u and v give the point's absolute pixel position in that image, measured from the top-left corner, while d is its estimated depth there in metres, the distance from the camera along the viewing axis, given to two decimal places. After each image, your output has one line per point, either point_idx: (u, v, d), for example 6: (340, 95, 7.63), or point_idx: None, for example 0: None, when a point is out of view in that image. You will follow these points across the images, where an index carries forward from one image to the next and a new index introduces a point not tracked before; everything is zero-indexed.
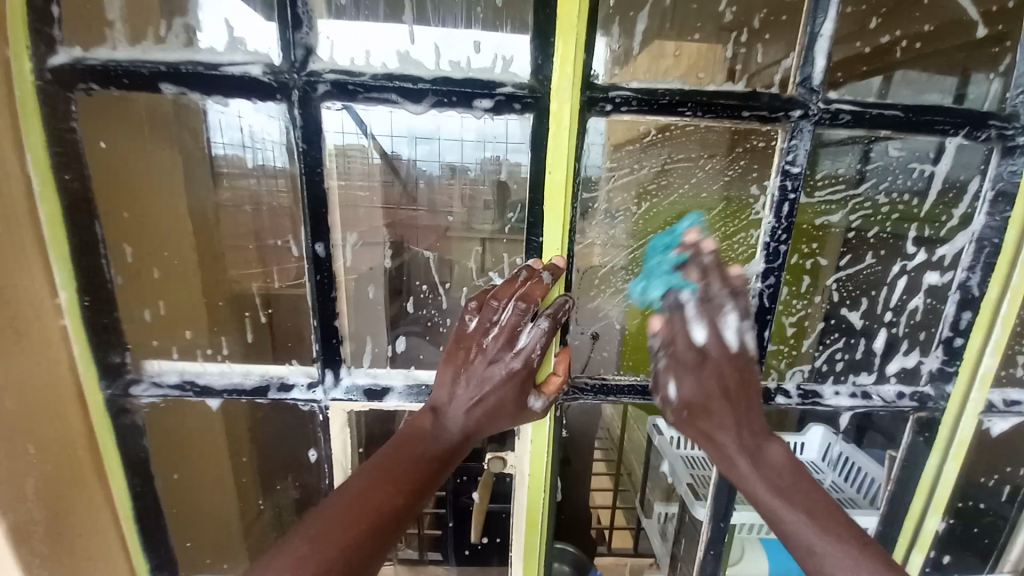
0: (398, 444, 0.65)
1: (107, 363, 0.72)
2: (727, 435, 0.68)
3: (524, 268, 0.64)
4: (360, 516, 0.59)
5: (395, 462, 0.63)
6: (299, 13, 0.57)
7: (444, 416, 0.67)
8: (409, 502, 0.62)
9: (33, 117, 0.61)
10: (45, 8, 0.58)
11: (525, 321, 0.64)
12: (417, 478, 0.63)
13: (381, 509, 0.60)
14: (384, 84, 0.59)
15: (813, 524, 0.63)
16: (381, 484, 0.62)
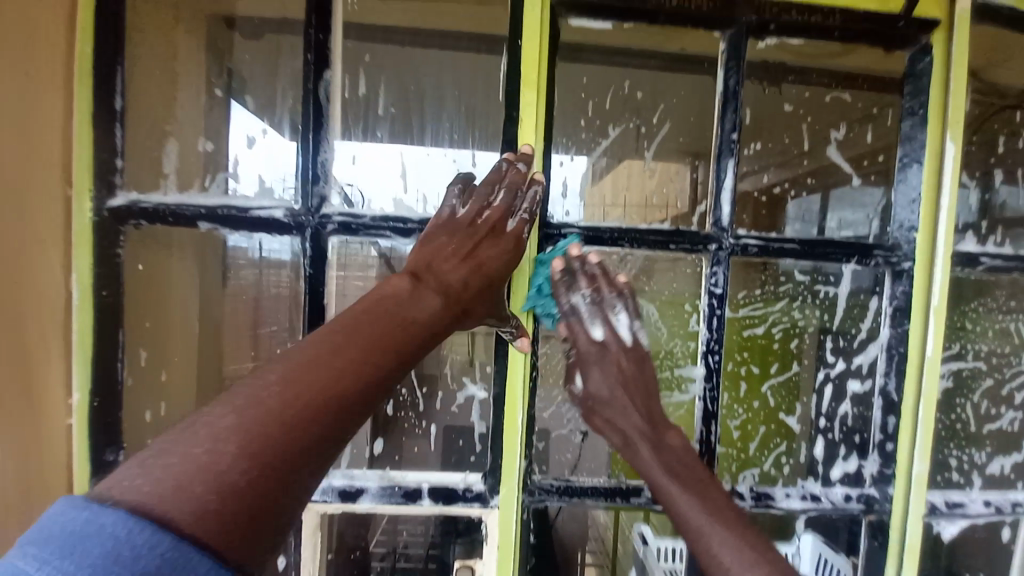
0: (383, 294, 0.61)
1: (101, 461, 0.77)
2: (626, 421, 0.74)
3: (503, 160, 0.71)
4: (332, 362, 0.52)
5: (380, 299, 0.60)
6: (318, 172, 0.72)
7: (426, 280, 0.64)
8: (384, 362, 0.55)
9: (85, 244, 0.73)
10: (110, 161, 0.73)
11: (515, 205, 0.70)
12: (396, 349, 0.57)
13: (353, 368, 0.52)
14: (381, 224, 0.73)
15: (703, 509, 0.69)
16: (362, 319, 0.57)
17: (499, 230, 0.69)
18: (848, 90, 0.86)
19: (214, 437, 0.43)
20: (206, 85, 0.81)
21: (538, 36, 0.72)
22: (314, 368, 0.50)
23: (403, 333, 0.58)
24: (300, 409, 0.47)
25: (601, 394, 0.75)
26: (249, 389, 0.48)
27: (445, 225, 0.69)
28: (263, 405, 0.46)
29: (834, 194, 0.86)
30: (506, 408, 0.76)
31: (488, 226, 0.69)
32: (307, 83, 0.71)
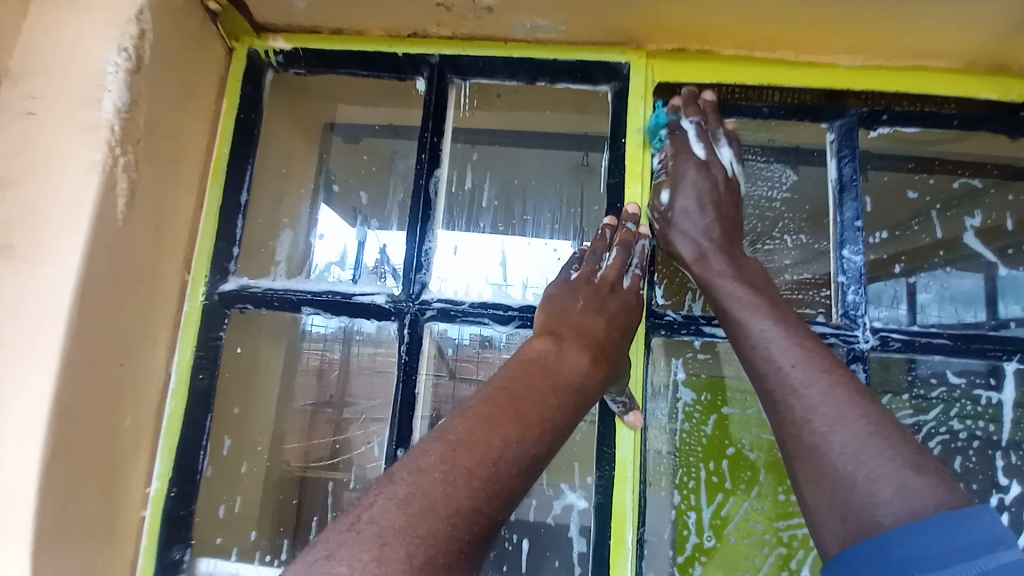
0: (532, 359, 0.57)
1: (168, 560, 0.71)
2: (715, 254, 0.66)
3: (606, 227, 0.70)
4: (488, 439, 0.49)
5: (529, 367, 0.56)
6: (421, 259, 0.72)
7: (566, 343, 0.60)
8: (539, 441, 0.52)
9: (192, 326, 0.75)
10: (227, 249, 0.76)
11: (628, 263, 0.68)
12: (549, 419, 0.53)
13: (508, 447, 0.49)
14: (480, 311, 0.70)
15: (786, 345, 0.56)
16: (511, 390, 0.54)
17: (619, 288, 0.66)
18: (979, 176, 0.79)
19: (380, 537, 0.41)
20: (328, 183, 0.88)
21: (641, 133, 0.72)
22: (473, 449, 0.48)
23: (553, 407, 0.54)
24: (463, 504, 0.45)
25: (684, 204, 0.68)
26: (414, 472, 0.46)
27: (570, 285, 0.67)
28: (427, 495, 0.44)
29: (937, 273, 0.78)
30: (614, 525, 0.64)
31: (609, 283, 0.66)
32: (419, 179, 0.74)
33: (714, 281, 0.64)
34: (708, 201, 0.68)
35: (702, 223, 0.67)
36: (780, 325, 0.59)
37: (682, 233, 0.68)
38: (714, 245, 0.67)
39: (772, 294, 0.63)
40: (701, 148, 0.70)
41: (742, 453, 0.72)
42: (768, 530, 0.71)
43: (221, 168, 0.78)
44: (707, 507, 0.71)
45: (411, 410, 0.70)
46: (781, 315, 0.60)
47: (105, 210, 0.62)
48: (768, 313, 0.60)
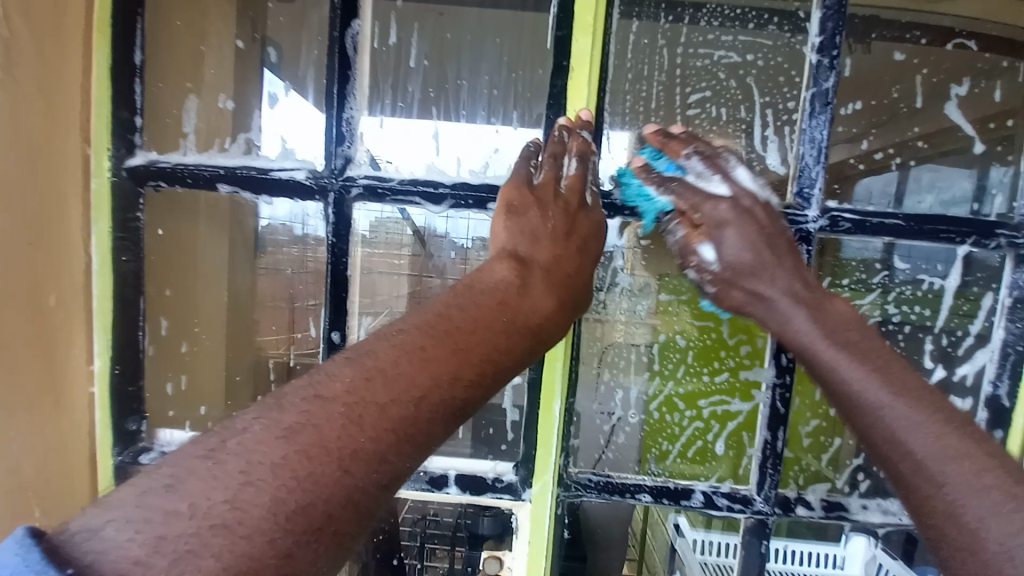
0: (488, 291, 0.55)
1: (124, 430, 0.74)
2: (772, 289, 0.61)
3: (562, 128, 0.64)
4: (415, 375, 0.46)
5: (484, 301, 0.54)
6: (344, 132, 0.65)
7: (529, 272, 0.58)
8: (477, 383, 0.49)
9: (105, 206, 0.69)
10: (129, 119, 0.68)
11: (590, 177, 0.65)
12: (493, 360, 0.50)
13: (438, 386, 0.46)
14: (409, 189, 0.65)
15: (903, 399, 0.54)
16: (454, 324, 0.51)
17: (583, 205, 0.64)
18: (976, 38, 0.70)
19: (213, 451, 0.40)
20: (229, 40, 0.74)
21: None
22: (396, 383, 0.45)
23: (502, 347, 0.52)
24: (360, 447, 0.42)
25: (739, 260, 0.62)
26: (313, 398, 0.43)
27: (528, 194, 0.62)
28: (322, 433, 0.41)
29: (917, 168, 0.72)
30: (543, 395, 0.67)
31: (573, 197, 0.63)
32: (333, 31, 0.64)
33: (812, 343, 0.59)
34: (759, 243, 0.61)
35: (747, 252, 0.61)
36: (901, 392, 0.54)
37: (752, 293, 0.62)
38: (788, 300, 0.61)
39: (916, 380, 0.56)
40: (718, 183, 0.62)
41: (673, 339, 0.74)
42: (689, 408, 0.76)
43: (106, 19, 0.67)
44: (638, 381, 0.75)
45: (343, 290, 0.69)
46: (882, 365, 0.56)
47: None
48: (865, 356, 0.57)
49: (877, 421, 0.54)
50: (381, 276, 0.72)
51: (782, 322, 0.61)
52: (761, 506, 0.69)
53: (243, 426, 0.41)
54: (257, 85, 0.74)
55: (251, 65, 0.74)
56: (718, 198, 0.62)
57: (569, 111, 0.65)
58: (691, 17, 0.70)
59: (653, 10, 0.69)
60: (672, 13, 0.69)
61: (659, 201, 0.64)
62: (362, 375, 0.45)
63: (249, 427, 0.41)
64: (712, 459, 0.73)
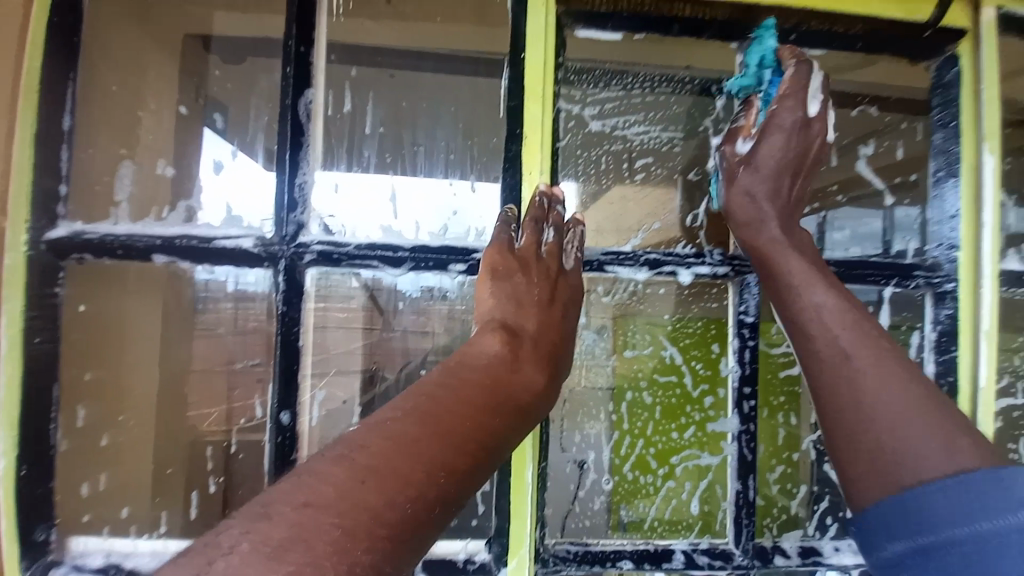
0: (478, 369, 0.56)
1: (30, 542, 0.63)
2: (768, 207, 0.68)
3: (541, 194, 0.65)
4: (409, 466, 0.44)
5: (468, 378, 0.54)
6: (295, 198, 0.63)
7: (518, 342, 0.60)
8: (467, 473, 0.47)
9: (17, 285, 0.61)
10: (53, 190, 0.63)
11: (569, 242, 0.67)
12: (484, 443, 0.50)
13: (430, 479, 0.44)
14: (367, 253, 0.63)
15: (834, 305, 0.62)
16: (443, 407, 0.50)
17: (561, 272, 0.66)
18: (876, 104, 0.79)
19: None
20: (171, 104, 0.71)
21: (543, 49, 0.66)
22: (386, 482, 0.42)
23: (488, 429, 0.51)
24: (361, 558, 0.38)
25: (765, 162, 0.68)
26: (302, 508, 0.39)
27: (513, 258, 0.64)
28: (312, 551, 0.37)
29: (830, 216, 0.81)
30: (514, 463, 0.64)
31: (552, 264, 0.66)
32: (285, 99, 0.64)
33: (774, 247, 0.66)
34: (788, 154, 0.68)
35: (769, 177, 0.68)
36: (831, 291, 0.63)
37: (744, 189, 0.69)
38: (770, 207, 0.68)
39: (862, 316, 0.62)
40: (808, 106, 0.68)
41: (640, 398, 0.75)
42: (661, 466, 0.75)
43: (34, 85, 0.62)
44: (608, 439, 0.74)
45: (295, 363, 0.64)
46: (833, 286, 0.63)
47: None
48: (817, 281, 0.64)
49: (803, 307, 0.63)
50: (335, 334, 0.68)
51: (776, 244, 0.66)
52: (741, 560, 0.67)
53: (230, 544, 0.37)
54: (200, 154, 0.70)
55: (195, 129, 0.71)
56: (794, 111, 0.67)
57: (526, 189, 0.66)
58: (637, 87, 0.75)
59: (598, 82, 0.73)
60: (618, 84, 0.74)
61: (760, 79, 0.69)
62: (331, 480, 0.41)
63: (237, 545, 0.37)
64: (688, 518, 0.72)
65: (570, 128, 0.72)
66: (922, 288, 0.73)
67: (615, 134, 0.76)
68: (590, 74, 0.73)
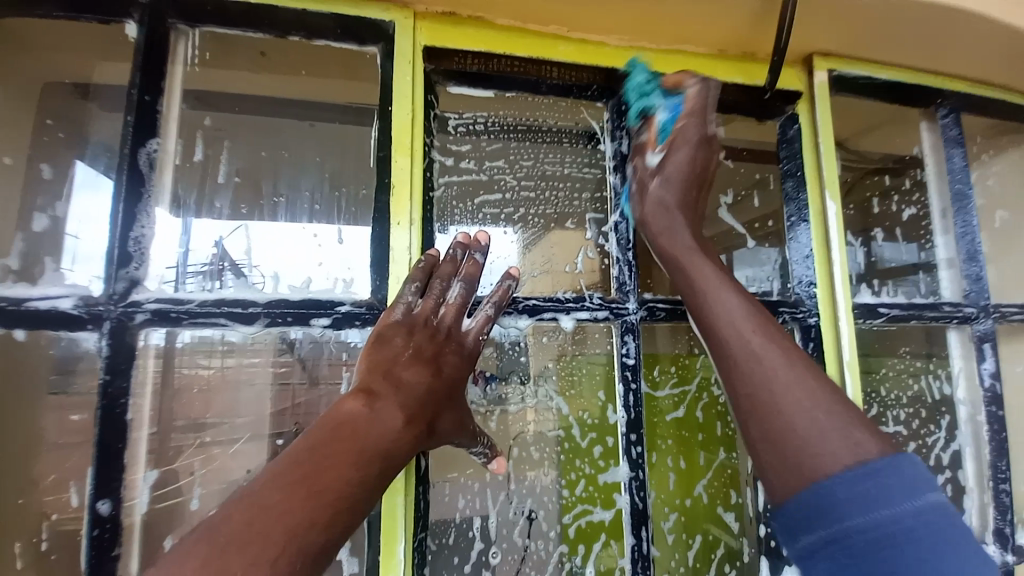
0: (342, 427, 0.50)
1: None
2: (675, 200, 0.65)
3: (456, 246, 0.65)
4: (265, 528, 0.42)
5: (338, 437, 0.50)
6: (130, 252, 0.58)
7: (387, 396, 0.55)
8: (336, 524, 0.46)
9: None
10: None
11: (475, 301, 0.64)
12: (349, 496, 0.47)
13: (291, 540, 0.43)
14: (213, 310, 0.58)
15: (748, 314, 0.57)
16: (311, 465, 0.47)
17: (455, 333, 0.62)
18: (729, 156, 0.87)
19: None
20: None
21: (410, 103, 0.66)
22: (249, 546, 0.41)
23: (356, 483, 0.48)
24: None
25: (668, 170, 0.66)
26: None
27: (398, 325, 0.59)
28: None
29: (736, 254, 0.84)
30: (384, 536, 0.58)
31: (446, 328, 0.61)
32: (123, 148, 0.60)
33: (685, 253, 0.62)
34: (687, 170, 0.65)
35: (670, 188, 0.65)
36: (748, 303, 0.58)
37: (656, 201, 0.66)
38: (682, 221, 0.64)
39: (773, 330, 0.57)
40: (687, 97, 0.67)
41: (526, 454, 0.72)
42: (554, 527, 0.72)
43: None
44: (503, 505, 0.71)
45: (121, 442, 0.56)
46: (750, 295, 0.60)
47: None
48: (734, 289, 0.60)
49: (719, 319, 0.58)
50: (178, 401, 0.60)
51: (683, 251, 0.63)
52: None
53: None
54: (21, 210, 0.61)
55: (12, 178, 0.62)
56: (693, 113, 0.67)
57: (394, 238, 0.64)
58: (520, 136, 0.79)
59: (484, 130, 0.76)
60: (500, 134, 0.77)
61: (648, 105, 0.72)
62: (185, 570, 0.39)
63: None
64: None
65: (448, 180, 0.72)
66: (793, 324, 0.77)
67: (498, 181, 0.78)
68: (464, 124, 0.75)
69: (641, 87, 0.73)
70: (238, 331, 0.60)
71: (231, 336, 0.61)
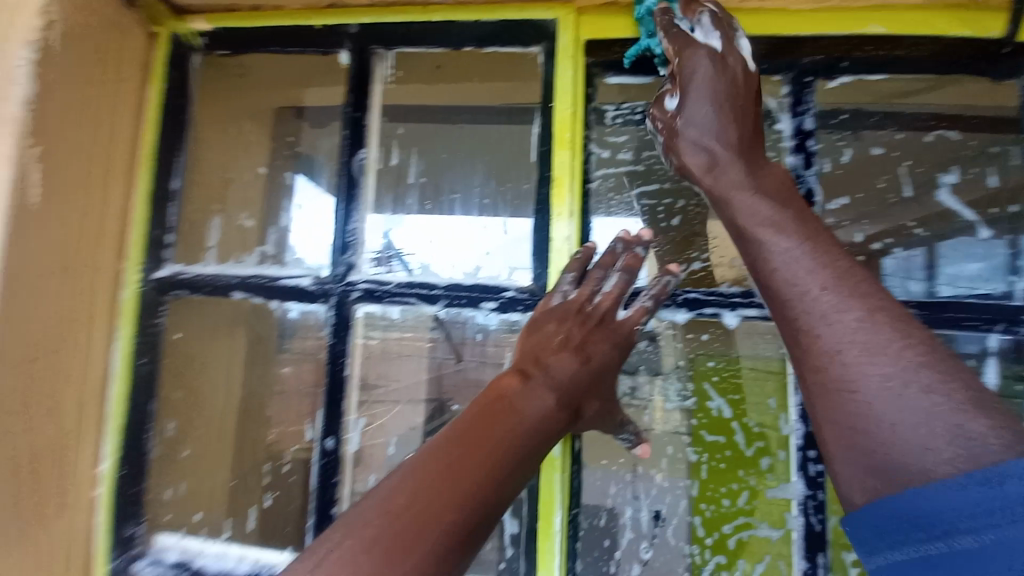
0: (499, 400, 0.56)
1: (122, 535, 0.72)
2: (703, 138, 0.56)
3: (618, 240, 0.64)
4: (446, 483, 0.49)
5: (495, 410, 0.55)
6: (348, 241, 0.71)
7: (537, 377, 0.59)
8: (500, 488, 0.51)
9: (130, 316, 0.73)
10: (161, 236, 0.75)
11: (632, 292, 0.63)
12: (509, 462, 0.52)
13: (467, 495, 0.49)
14: (406, 291, 0.69)
15: (810, 255, 0.47)
16: (475, 432, 0.53)
17: (609, 319, 0.63)
18: (957, 127, 0.70)
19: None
20: (252, 166, 0.82)
21: (572, 99, 0.69)
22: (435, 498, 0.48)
23: (513, 453, 0.53)
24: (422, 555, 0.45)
25: (699, 107, 0.56)
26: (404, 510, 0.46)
27: (554, 309, 0.62)
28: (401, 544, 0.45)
29: (947, 245, 0.68)
30: (543, 506, 0.63)
31: (600, 313, 0.62)
32: (343, 157, 0.74)
33: (723, 201, 0.54)
34: (726, 104, 0.55)
35: (712, 129, 0.55)
36: (811, 250, 0.48)
37: (694, 143, 0.56)
38: (729, 154, 0.55)
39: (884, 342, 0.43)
40: (718, 46, 0.56)
41: (681, 454, 0.68)
42: (708, 534, 0.67)
43: (152, 154, 0.76)
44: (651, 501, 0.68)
45: (340, 393, 0.70)
46: (812, 233, 0.49)
47: (20, 200, 0.60)
48: (788, 224, 0.49)
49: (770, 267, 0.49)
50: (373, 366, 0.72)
51: (727, 196, 0.53)
52: None
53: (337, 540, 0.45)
54: (271, 207, 0.80)
55: (269, 184, 0.81)
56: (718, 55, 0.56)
57: (554, 229, 0.68)
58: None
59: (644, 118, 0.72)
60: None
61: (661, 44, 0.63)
62: (393, 505, 0.47)
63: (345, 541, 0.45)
64: None
65: (606, 173, 0.71)
66: (1000, 344, 0.64)
67: (657, 169, 0.72)
68: (623, 113, 0.72)
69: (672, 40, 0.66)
70: (423, 311, 0.70)
71: (416, 316, 0.70)
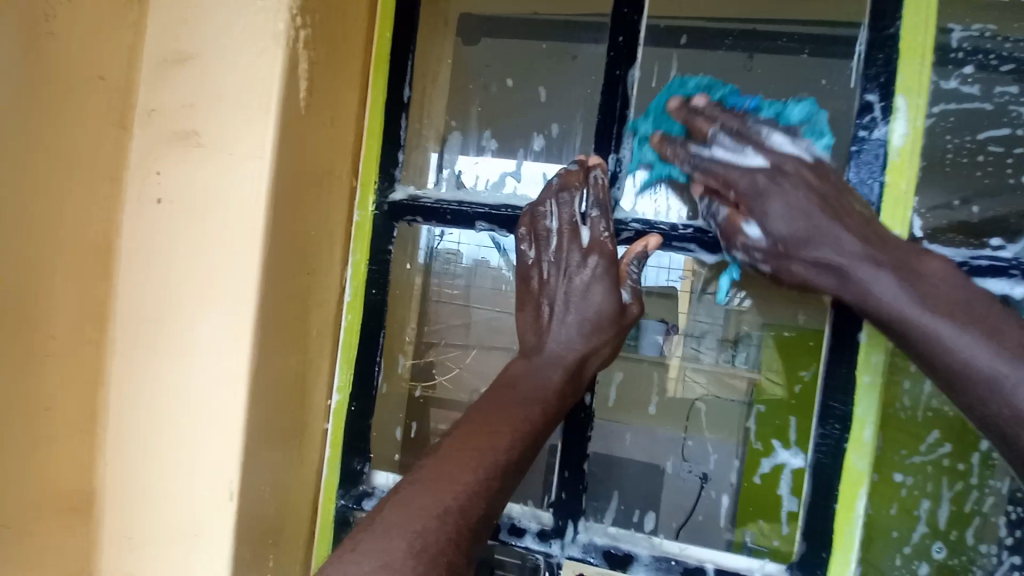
0: (529, 391, 0.54)
1: (349, 470, 0.65)
2: (789, 195, 0.51)
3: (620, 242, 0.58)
4: (476, 443, 0.50)
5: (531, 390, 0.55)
6: (615, 170, 0.61)
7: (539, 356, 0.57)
8: (513, 448, 0.50)
9: (365, 237, 0.65)
10: (395, 152, 0.65)
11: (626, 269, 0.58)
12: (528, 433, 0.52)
13: (493, 455, 0.49)
14: (685, 234, 0.59)
15: (979, 336, 0.45)
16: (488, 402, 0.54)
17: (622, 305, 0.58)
18: None
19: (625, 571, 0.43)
20: (499, 77, 0.70)
21: (925, 9, 0.55)
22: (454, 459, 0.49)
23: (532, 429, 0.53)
24: (452, 503, 0.46)
25: (767, 196, 0.52)
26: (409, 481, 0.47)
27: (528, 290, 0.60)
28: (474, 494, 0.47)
29: None
30: (846, 486, 0.57)
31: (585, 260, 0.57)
32: (613, 73, 0.61)
33: (843, 270, 0.50)
34: (804, 188, 0.51)
35: (801, 214, 0.50)
36: (970, 321, 0.45)
37: (767, 218, 0.52)
38: (822, 218, 0.50)
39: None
40: (777, 136, 0.54)
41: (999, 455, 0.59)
42: None
43: (386, 54, 0.65)
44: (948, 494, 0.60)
45: None
46: (960, 285, 0.47)
47: (292, 96, 0.52)
48: (928, 272, 0.47)
49: (959, 362, 0.45)
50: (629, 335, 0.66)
51: (847, 263, 0.49)
52: None
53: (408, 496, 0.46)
54: (526, 128, 0.69)
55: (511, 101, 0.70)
56: (772, 145, 0.53)
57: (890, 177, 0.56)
58: None
59: (995, 47, 0.59)
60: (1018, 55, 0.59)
61: (801, 106, 0.59)
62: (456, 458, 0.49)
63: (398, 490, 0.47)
64: None
65: (941, 115, 0.59)
66: None
67: (1012, 110, 0.60)
68: (973, 46, 0.59)
69: (816, 121, 0.58)
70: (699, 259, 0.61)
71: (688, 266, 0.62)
